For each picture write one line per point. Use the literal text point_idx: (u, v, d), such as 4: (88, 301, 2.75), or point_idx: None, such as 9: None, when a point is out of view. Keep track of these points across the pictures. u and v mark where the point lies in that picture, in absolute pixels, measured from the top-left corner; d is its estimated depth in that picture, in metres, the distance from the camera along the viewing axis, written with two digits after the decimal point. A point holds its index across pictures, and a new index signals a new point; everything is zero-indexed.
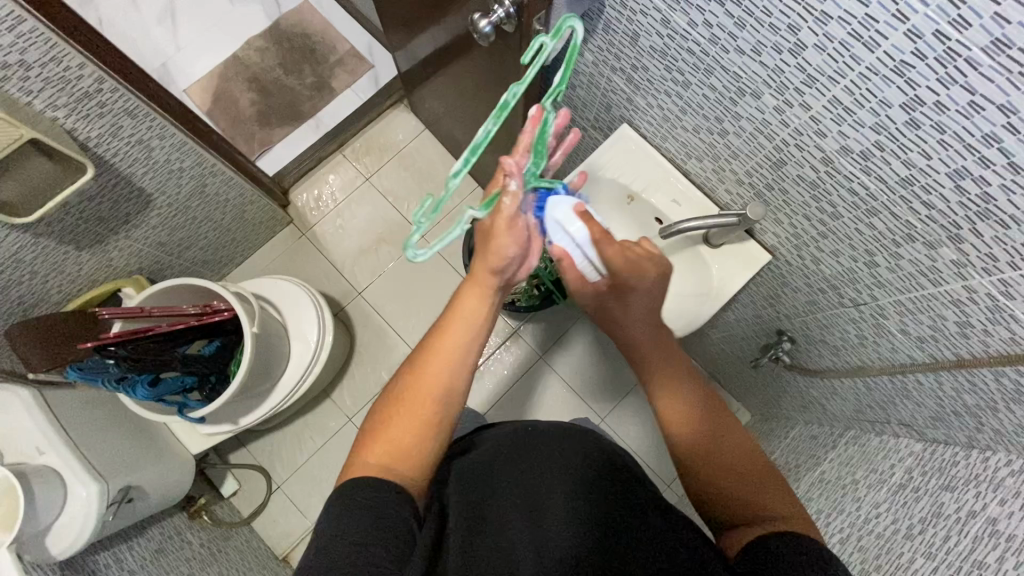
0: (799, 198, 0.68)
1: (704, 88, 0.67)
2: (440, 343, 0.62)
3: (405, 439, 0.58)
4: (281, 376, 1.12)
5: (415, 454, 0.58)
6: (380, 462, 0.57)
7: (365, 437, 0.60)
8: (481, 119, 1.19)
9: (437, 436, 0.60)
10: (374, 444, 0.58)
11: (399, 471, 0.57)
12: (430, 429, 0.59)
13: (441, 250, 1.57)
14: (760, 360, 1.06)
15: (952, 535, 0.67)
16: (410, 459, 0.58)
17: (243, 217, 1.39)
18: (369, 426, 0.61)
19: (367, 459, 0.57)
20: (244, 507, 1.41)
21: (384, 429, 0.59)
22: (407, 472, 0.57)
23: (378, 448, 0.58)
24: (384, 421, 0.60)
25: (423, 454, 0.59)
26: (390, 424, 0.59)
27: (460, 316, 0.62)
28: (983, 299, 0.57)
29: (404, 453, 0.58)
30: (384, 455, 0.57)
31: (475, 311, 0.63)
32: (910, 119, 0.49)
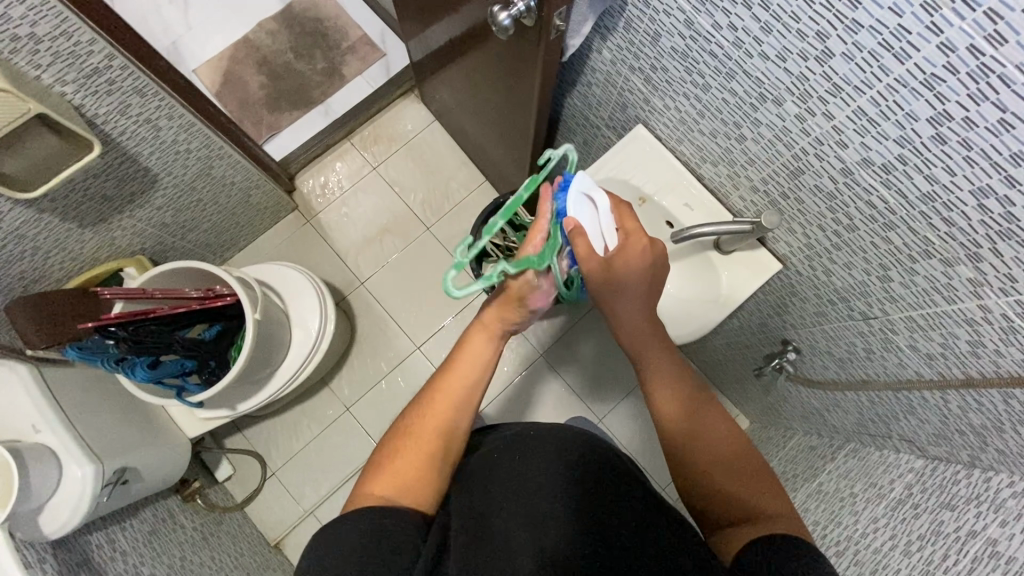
0: (814, 208, 0.67)
1: (725, 92, 0.66)
2: (446, 381, 0.65)
3: (409, 473, 0.59)
4: (280, 364, 1.11)
5: (421, 485, 0.58)
6: (386, 493, 0.57)
7: (370, 472, 0.60)
8: (493, 113, 1.18)
9: (444, 466, 0.61)
10: (377, 479, 0.59)
11: (405, 498, 0.57)
12: (435, 462, 0.60)
13: (445, 242, 1.56)
14: (763, 369, 1.05)
15: (951, 553, 0.68)
16: (417, 490, 0.58)
17: (248, 201, 1.38)
18: (374, 463, 0.61)
19: (373, 491, 0.57)
20: (238, 492, 1.41)
21: (390, 462, 0.60)
22: (414, 502, 0.57)
23: (385, 479, 0.58)
24: (391, 454, 0.61)
25: (428, 485, 0.59)
26: (397, 455, 0.60)
27: (466, 358, 0.67)
28: (998, 319, 0.56)
29: (407, 485, 0.58)
30: (389, 487, 0.57)
31: (481, 355, 0.67)
32: (936, 133, 0.48)
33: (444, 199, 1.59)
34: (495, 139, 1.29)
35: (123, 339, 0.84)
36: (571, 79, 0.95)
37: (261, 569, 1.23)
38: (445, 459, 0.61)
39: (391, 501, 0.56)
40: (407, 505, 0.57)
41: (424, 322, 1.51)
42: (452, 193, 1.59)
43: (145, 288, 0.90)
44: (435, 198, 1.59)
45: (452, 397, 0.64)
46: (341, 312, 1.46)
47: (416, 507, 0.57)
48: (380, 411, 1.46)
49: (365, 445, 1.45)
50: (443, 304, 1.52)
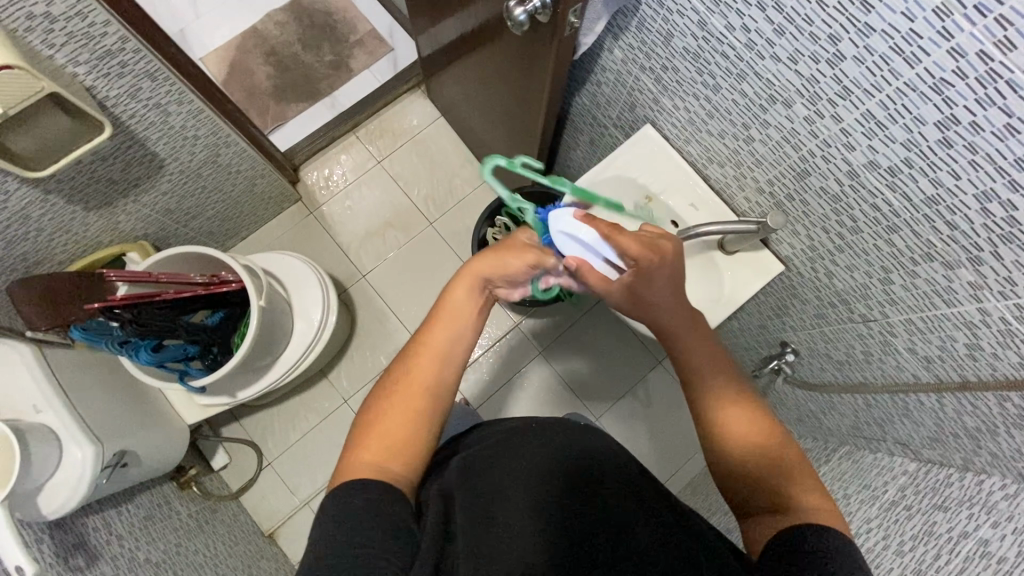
0: (819, 209, 0.68)
1: (735, 93, 0.67)
2: (426, 344, 0.65)
3: (398, 434, 0.59)
4: (282, 353, 1.11)
5: (404, 451, 0.58)
6: (372, 459, 0.57)
7: (354, 439, 0.60)
8: (502, 111, 1.19)
9: (427, 430, 0.61)
10: (367, 442, 0.58)
11: (391, 465, 0.57)
12: (423, 421, 0.61)
13: (447, 237, 1.57)
14: (760, 371, 1.07)
15: (943, 553, 0.70)
16: (402, 454, 0.58)
17: (252, 190, 1.38)
18: (355, 430, 0.61)
19: (358, 459, 0.57)
20: (233, 481, 1.41)
21: (373, 429, 0.60)
22: (400, 468, 0.57)
23: (371, 447, 0.58)
24: (373, 422, 0.60)
25: (412, 449, 0.59)
26: (380, 424, 0.60)
27: (446, 319, 0.66)
28: (996, 322, 0.57)
29: (399, 447, 0.58)
30: (380, 451, 0.58)
31: (461, 314, 0.66)
32: (943, 137, 0.49)
33: (447, 195, 1.59)
34: (501, 136, 1.30)
35: (129, 323, 0.83)
36: (581, 78, 0.96)
37: (254, 559, 1.23)
38: (427, 421, 0.61)
39: (376, 468, 0.56)
40: (394, 472, 0.57)
41: (424, 317, 1.51)
42: (456, 190, 1.60)
43: (151, 272, 0.89)
44: (439, 193, 1.60)
45: (433, 359, 0.64)
46: (341, 305, 1.47)
47: (405, 472, 0.57)
48: None
49: None
50: None
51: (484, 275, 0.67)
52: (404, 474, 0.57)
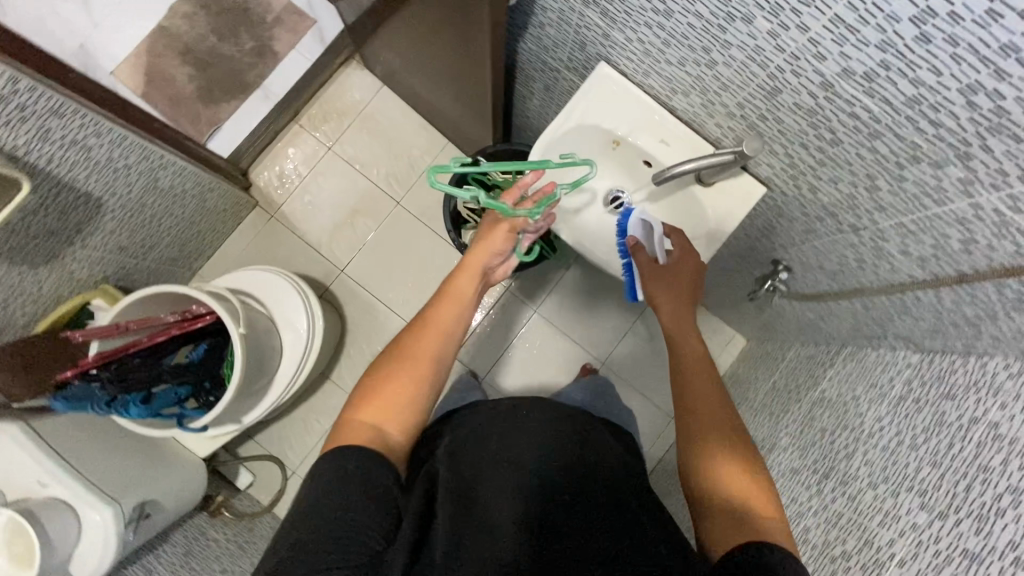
0: (796, 126, 0.64)
1: (689, 17, 0.61)
2: (430, 324, 0.74)
3: (397, 398, 0.68)
4: (276, 371, 1.09)
5: (402, 420, 0.67)
6: (374, 422, 0.66)
7: (358, 400, 0.69)
8: (447, 71, 1.11)
9: (425, 396, 0.70)
10: (370, 401, 0.68)
11: (390, 432, 0.66)
12: (421, 386, 0.70)
13: (418, 213, 1.51)
14: (757, 292, 1.06)
15: (956, 442, 0.72)
16: (400, 423, 0.67)
17: (204, 206, 1.31)
18: (360, 393, 0.69)
19: (361, 419, 0.66)
20: (263, 496, 1.43)
21: (381, 388, 0.69)
22: (395, 437, 0.66)
23: (372, 407, 0.67)
24: (375, 387, 0.69)
25: (410, 420, 0.68)
26: (385, 388, 0.69)
27: (447, 305, 0.76)
28: (990, 215, 0.55)
29: (396, 409, 0.68)
30: (379, 410, 0.67)
31: (457, 303, 0.76)
32: (921, 33, 0.44)
33: (409, 169, 1.52)
34: (451, 99, 1.22)
35: (109, 381, 0.83)
36: (522, 23, 0.88)
37: None
38: (426, 398, 0.70)
39: (375, 433, 0.65)
40: (391, 440, 0.65)
41: (413, 299, 1.48)
42: (416, 162, 1.52)
43: (119, 324, 0.83)
44: (399, 169, 1.52)
45: (434, 343, 0.73)
46: (326, 304, 1.43)
47: (395, 432, 0.66)
48: None
49: None
50: (430, 279, 1.49)
51: (483, 263, 0.79)
52: (399, 436, 0.66)
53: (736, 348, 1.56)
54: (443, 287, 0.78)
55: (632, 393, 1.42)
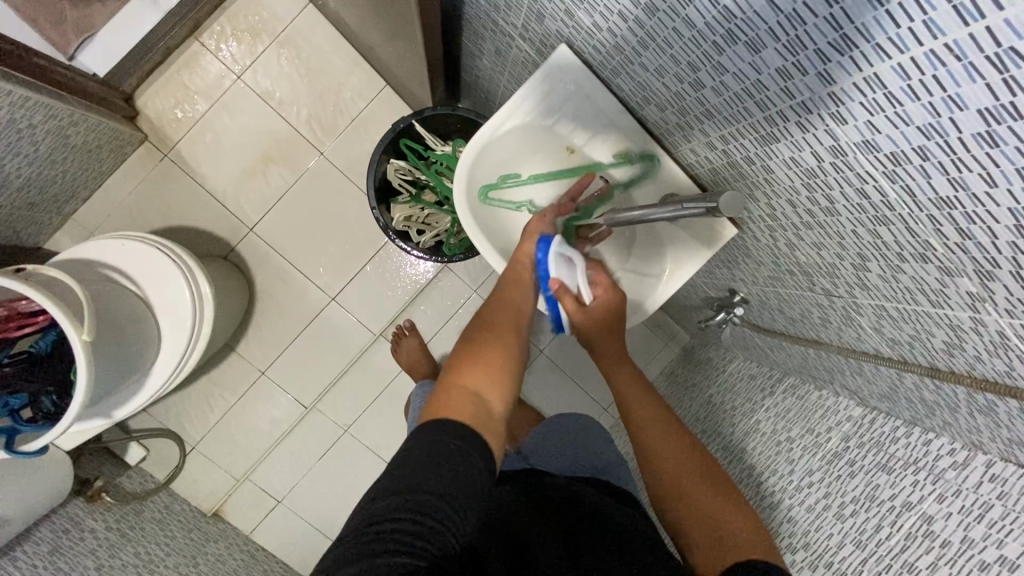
0: (787, 181, 0.51)
1: (678, 21, 0.45)
2: (505, 307, 0.67)
3: (494, 370, 0.58)
4: (153, 361, 0.92)
5: (504, 388, 0.57)
6: (473, 386, 0.55)
7: (453, 368, 0.57)
8: (377, 9, 0.87)
9: (518, 375, 0.60)
10: (464, 375, 0.56)
11: (492, 399, 0.55)
12: (513, 362, 0.61)
13: (346, 170, 1.30)
14: (710, 318, 0.98)
15: (885, 525, 0.67)
16: (501, 390, 0.57)
17: (67, 141, 1.05)
18: (452, 362, 0.59)
19: (457, 383, 0.55)
20: (158, 471, 1.30)
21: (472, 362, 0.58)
22: (497, 408, 0.55)
23: (471, 376, 0.56)
24: (469, 355, 0.59)
25: (509, 390, 0.58)
26: (478, 357, 0.58)
27: (518, 287, 0.70)
28: (990, 333, 0.46)
29: (494, 379, 0.57)
30: (479, 380, 0.56)
31: (531, 287, 0.71)
32: (987, 132, 0.31)
33: (336, 114, 1.28)
34: (386, 42, 0.98)
35: None
36: None
37: (200, 546, 1.17)
38: (519, 371, 0.61)
39: (475, 401, 0.54)
40: (492, 410, 0.54)
41: (337, 269, 1.32)
42: (346, 106, 1.28)
43: None
44: (325, 112, 1.28)
45: (515, 320, 0.66)
46: (231, 268, 1.24)
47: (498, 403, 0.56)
48: (302, 371, 1.32)
49: (290, 406, 1.33)
50: (356, 246, 1.32)
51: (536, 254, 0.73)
52: (501, 407, 0.56)
53: (679, 343, 1.52)
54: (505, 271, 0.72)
55: (568, 382, 1.38)
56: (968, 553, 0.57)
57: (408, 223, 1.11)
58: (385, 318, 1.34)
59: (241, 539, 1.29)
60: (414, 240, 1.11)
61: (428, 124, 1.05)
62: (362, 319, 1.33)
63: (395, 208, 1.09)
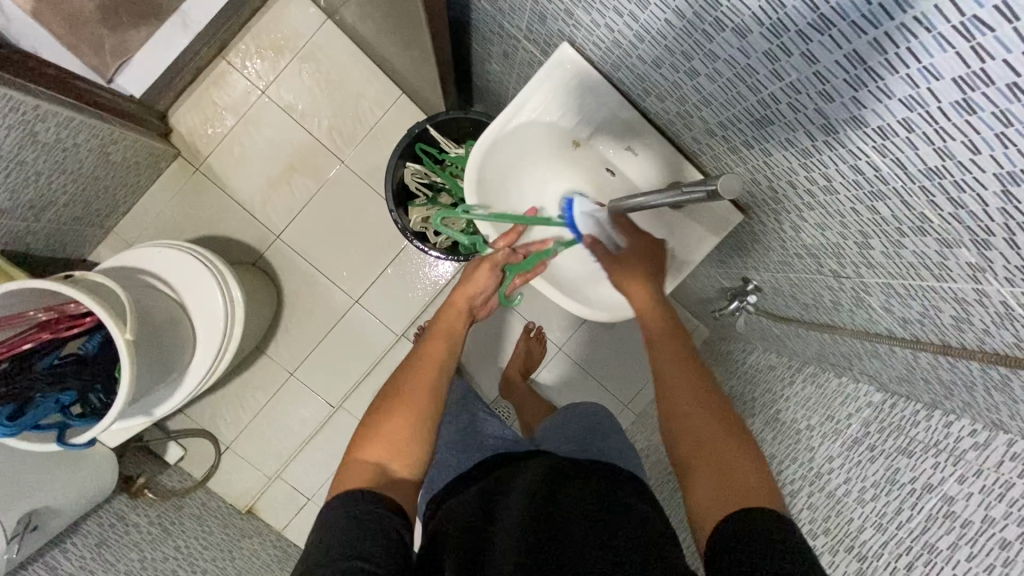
0: (785, 163, 0.53)
1: (669, 13, 0.48)
2: (425, 359, 0.73)
3: (402, 432, 0.64)
4: (187, 362, 0.98)
5: (407, 451, 0.64)
6: (376, 458, 0.62)
7: (364, 433, 0.65)
8: (390, 21, 0.92)
9: (427, 429, 0.66)
10: (373, 441, 0.63)
11: (396, 467, 0.62)
12: (423, 415, 0.66)
13: (366, 177, 1.35)
14: (725, 308, 0.98)
15: (905, 508, 0.66)
16: (404, 455, 0.63)
17: (107, 159, 1.12)
18: (363, 430, 0.66)
19: (363, 456, 0.62)
20: (195, 470, 1.36)
21: (382, 426, 0.65)
22: (399, 472, 0.62)
23: (377, 443, 0.63)
24: (378, 421, 0.65)
25: (414, 451, 0.64)
26: (387, 421, 0.65)
27: (437, 341, 0.76)
28: (994, 304, 0.45)
29: (401, 444, 0.63)
30: (385, 446, 0.63)
31: (450, 335, 0.77)
32: (963, 100, 0.32)
33: (355, 124, 1.33)
34: (400, 52, 1.03)
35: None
36: None
37: (235, 541, 1.22)
38: (428, 426, 0.67)
39: (380, 472, 0.61)
40: (395, 476, 0.61)
41: (359, 272, 1.36)
42: (364, 115, 1.33)
43: None
44: (344, 122, 1.33)
45: (429, 375, 0.71)
46: (259, 274, 1.30)
47: (402, 468, 0.63)
48: (328, 372, 1.37)
49: (316, 407, 1.38)
50: (376, 249, 1.36)
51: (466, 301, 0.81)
52: (402, 472, 0.62)
53: (699, 338, 1.51)
54: (436, 318, 0.80)
55: (587, 378, 1.39)
56: (989, 532, 0.56)
57: (425, 224, 1.15)
58: (406, 319, 1.38)
59: (273, 535, 1.34)
60: (432, 241, 1.15)
61: (442, 128, 1.09)
62: (384, 319, 1.38)
63: (413, 210, 1.13)
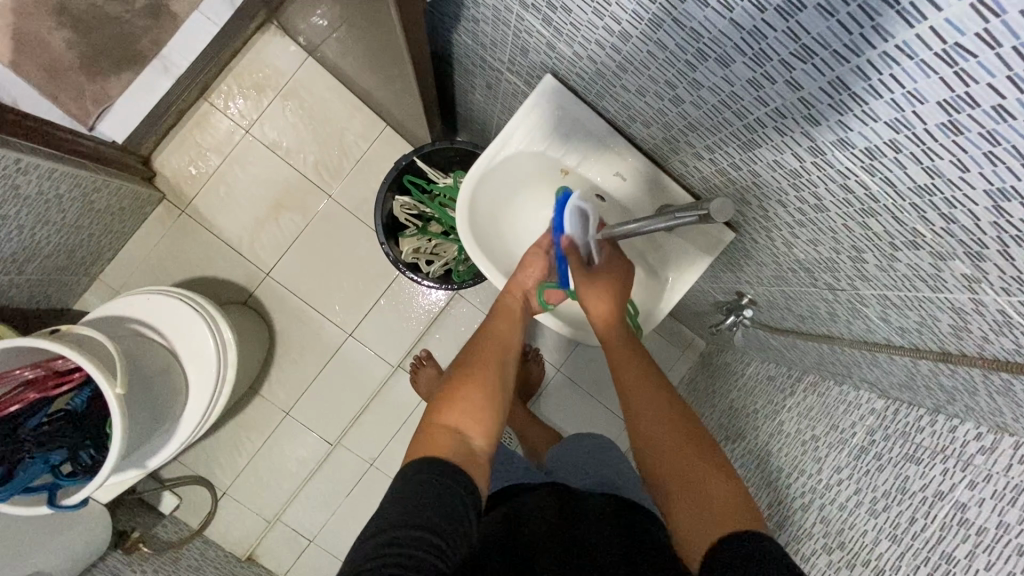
0: (774, 183, 0.54)
1: (651, 44, 0.49)
2: (493, 336, 0.71)
3: (479, 400, 0.61)
4: (180, 408, 0.95)
5: (486, 423, 0.60)
6: (456, 424, 0.59)
7: (438, 404, 0.61)
8: (372, 58, 0.92)
9: (502, 403, 0.63)
10: (449, 410, 0.60)
11: (473, 437, 0.59)
12: (497, 384, 0.64)
13: (355, 209, 1.35)
14: (721, 323, 0.99)
15: (918, 518, 0.65)
16: (484, 429, 0.60)
17: (92, 206, 1.11)
18: (438, 399, 0.62)
19: (441, 421, 0.59)
20: (192, 518, 1.32)
21: (457, 396, 0.61)
22: (479, 445, 0.59)
23: (454, 411, 0.60)
24: (455, 390, 0.62)
25: (494, 425, 0.61)
26: (465, 390, 0.62)
27: (501, 319, 0.73)
28: (991, 312, 0.45)
29: (478, 413, 0.60)
30: (463, 413, 0.60)
31: (514, 316, 0.74)
32: (951, 121, 0.33)
33: (342, 157, 1.34)
34: (383, 86, 1.03)
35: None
36: (452, 12, 0.71)
37: None
38: (505, 405, 0.64)
39: (461, 441, 0.57)
40: (473, 447, 0.58)
41: (351, 305, 1.35)
42: (350, 149, 1.34)
43: None
44: (330, 157, 1.33)
45: (498, 352, 0.68)
46: (250, 313, 1.28)
47: (482, 437, 0.59)
48: (325, 409, 1.35)
49: (314, 445, 1.35)
50: (368, 281, 1.36)
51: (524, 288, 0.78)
52: (483, 443, 0.59)
53: (695, 351, 1.51)
54: (496, 303, 0.76)
55: (588, 398, 1.38)
56: (1005, 538, 0.55)
57: (417, 255, 1.14)
58: (401, 350, 1.36)
59: None
60: (424, 270, 1.15)
61: (428, 159, 1.09)
62: (379, 351, 1.36)
63: (404, 241, 1.13)
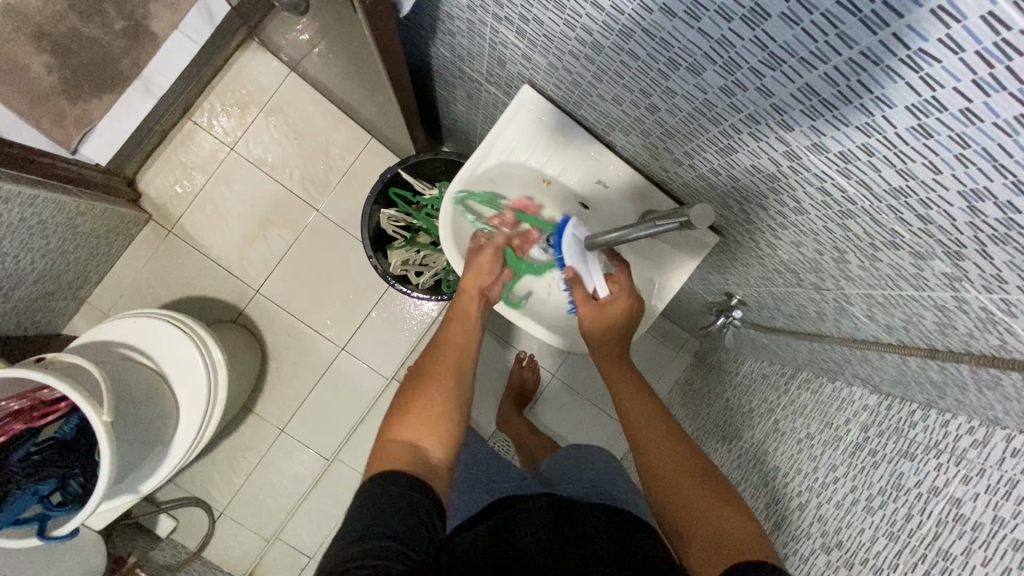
0: (754, 187, 0.54)
1: (623, 54, 0.49)
2: (449, 341, 0.67)
3: (431, 415, 0.59)
4: (171, 431, 0.94)
5: (440, 433, 0.58)
6: (411, 437, 0.57)
7: (391, 418, 0.59)
8: (352, 73, 0.92)
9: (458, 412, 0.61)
10: (400, 424, 0.58)
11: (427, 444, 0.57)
12: (451, 393, 0.62)
13: (344, 222, 1.34)
14: (711, 324, 0.98)
15: (914, 514, 0.64)
16: (439, 435, 0.58)
17: (77, 230, 1.11)
18: (391, 413, 0.60)
19: (394, 436, 0.57)
20: (189, 540, 1.31)
21: (410, 410, 0.59)
22: (436, 453, 0.57)
23: (407, 424, 0.58)
24: (408, 404, 0.60)
25: (448, 431, 0.59)
26: (418, 404, 0.60)
27: (458, 320, 0.69)
28: (975, 310, 0.45)
29: (430, 425, 0.58)
30: (415, 427, 0.58)
31: (472, 316, 0.70)
32: (919, 125, 0.33)
33: (328, 171, 1.33)
34: (365, 100, 1.03)
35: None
36: (428, 25, 0.71)
37: None
38: (460, 409, 0.62)
39: (414, 453, 0.56)
40: (430, 458, 0.56)
41: (343, 319, 1.35)
42: (336, 162, 1.33)
43: None
44: (317, 171, 1.33)
45: (455, 357, 0.65)
46: (241, 331, 1.27)
47: (437, 445, 0.57)
48: (321, 424, 1.34)
49: (310, 461, 1.34)
50: (359, 294, 1.35)
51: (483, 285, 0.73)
52: (439, 454, 0.57)
53: (690, 351, 1.51)
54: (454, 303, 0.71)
55: (584, 403, 1.38)
56: (1000, 533, 0.55)
57: (406, 266, 1.13)
58: (395, 361, 1.36)
59: None
60: (414, 282, 1.14)
61: (414, 170, 1.09)
62: (372, 364, 1.35)
63: (392, 253, 1.12)
